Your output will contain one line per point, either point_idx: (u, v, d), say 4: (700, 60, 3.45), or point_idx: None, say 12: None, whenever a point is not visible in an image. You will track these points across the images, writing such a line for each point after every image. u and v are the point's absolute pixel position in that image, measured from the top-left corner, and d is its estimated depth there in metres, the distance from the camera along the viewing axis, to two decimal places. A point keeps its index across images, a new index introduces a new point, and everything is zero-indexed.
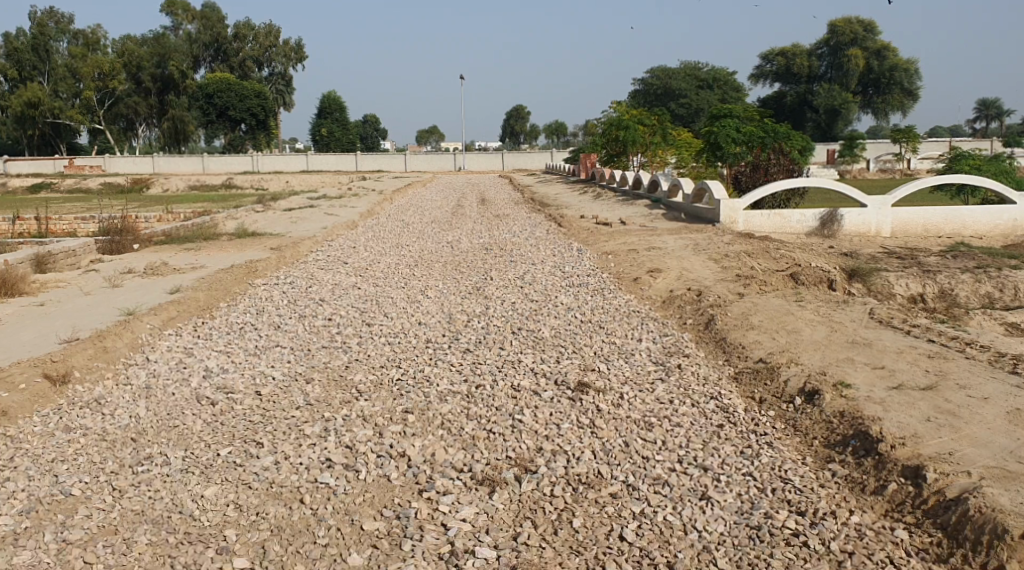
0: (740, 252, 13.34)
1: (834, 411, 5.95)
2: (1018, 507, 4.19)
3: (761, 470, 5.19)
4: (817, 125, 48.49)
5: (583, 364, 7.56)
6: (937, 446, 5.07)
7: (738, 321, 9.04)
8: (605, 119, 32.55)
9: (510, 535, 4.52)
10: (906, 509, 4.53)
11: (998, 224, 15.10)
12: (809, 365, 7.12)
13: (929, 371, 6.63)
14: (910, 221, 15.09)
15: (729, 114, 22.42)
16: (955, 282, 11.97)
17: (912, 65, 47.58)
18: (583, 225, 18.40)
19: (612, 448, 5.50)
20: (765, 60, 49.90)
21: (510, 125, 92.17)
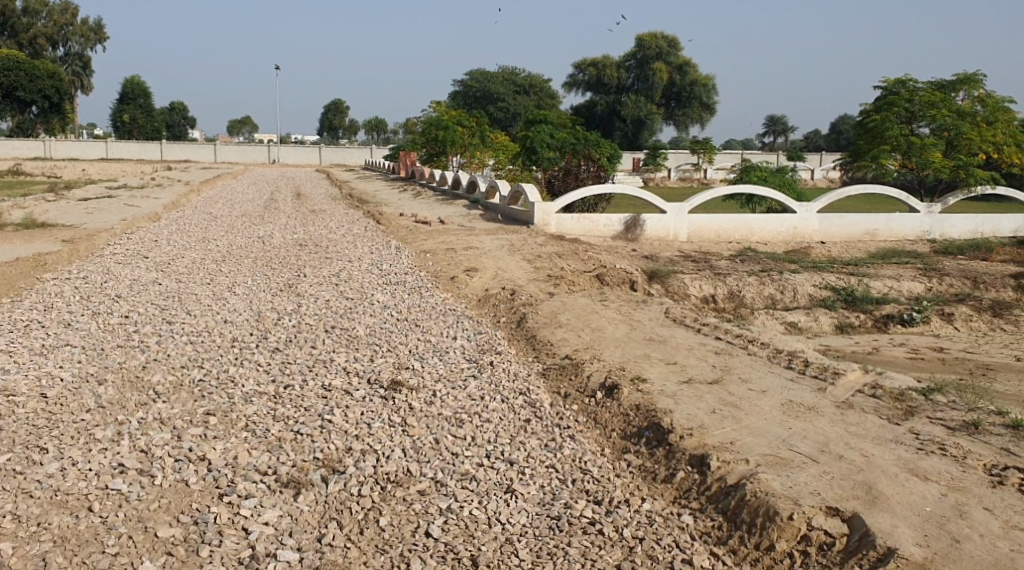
0: (551, 253, 13.78)
1: (631, 404, 6.29)
2: (788, 490, 4.57)
3: (564, 461, 5.42)
4: (625, 134, 50.57)
5: (396, 362, 7.57)
6: (720, 436, 5.49)
7: (548, 319, 9.35)
8: (424, 118, 32.52)
9: (314, 536, 4.47)
10: (692, 495, 4.87)
11: (781, 230, 16.37)
12: (610, 361, 7.50)
13: (716, 366, 7.17)
14: (705, 226, 16.11)
15: (544, 119, 23.10)
16: (743, 284, 12.92)
17: (710, 81, 50.95)
18: (401, 223, 18.35)
19: (422, 445, 5.56)
20: (578, 68, 51.26)
21: (327, 120, 90.31)
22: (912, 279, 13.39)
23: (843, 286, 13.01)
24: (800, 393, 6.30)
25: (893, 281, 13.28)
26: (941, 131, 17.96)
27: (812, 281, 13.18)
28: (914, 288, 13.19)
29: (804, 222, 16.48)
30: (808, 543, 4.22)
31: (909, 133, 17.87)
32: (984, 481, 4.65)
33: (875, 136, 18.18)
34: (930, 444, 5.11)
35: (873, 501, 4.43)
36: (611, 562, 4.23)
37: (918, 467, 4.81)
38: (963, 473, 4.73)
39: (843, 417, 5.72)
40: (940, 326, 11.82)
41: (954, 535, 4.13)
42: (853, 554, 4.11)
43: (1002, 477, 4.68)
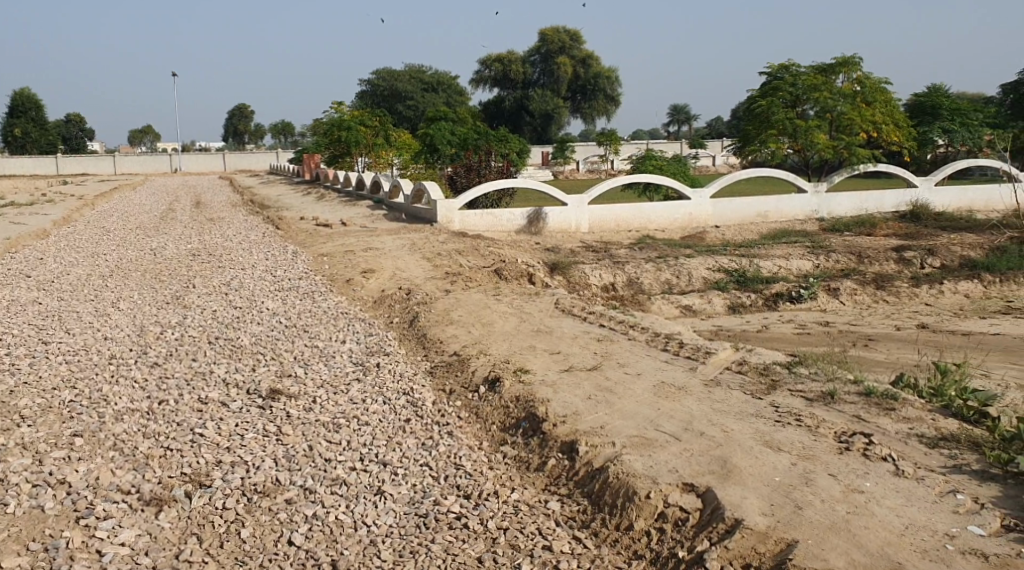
0: (451, 250, 13.70)
1: (511, 396, 6.32)
2: (648, 470, 4.83)
3: (438, 458, 5.41)
4: (533, 129, 50.31)
5: (278, 371, 7.40)
6: (591, 421, 5.63)
7: (439, 317, 9.33)
8: (326, 119, 31.96)
9: (171, 554, 4.39)
10: (562, 481, 5.04)
11: (677, 217, 16.60)
12: (496, 355, 7.50)
13: (596, 353, 7.30)
14: (604, 217, 16.21)
15: (444, 116, 23.05)
16: (640, 271, 13.14)
17: (613, 73, 51.23)
18: (301, 228, 18.04)
19: (295, 453, 5.47)
20: (483, 65, 50.68)
21: (232, 126, 87.89)
22: (800, 257, 13.78)
23: (735, 268, 13.34)
24: (673, 374, 6.52)
25: (782, 260, 13.65)
26: (824, 114, 18.47)
27: (707, 263, 13.46)
28: (802, 266, 13.60)
29: (699, 208, 16.73)
30: (664, 520, 4.45)
31: (794, 116, 18.32)
32: (832, 448, 4.98)
33: (763, 120, 18.65)
34: (787, 417, 5.47)
35: (726, 474, 4.71)
36: (473, 554, 4.32)
37: (772, 440, 5.12)
38: (814, 442, 5.07)
39: (711, 395, 5.97)
40: (826, 301, 12.24)
41: (797, 502, 4.39)
42: (703, 528, 4.33)
43: (850, 443, 5.03)
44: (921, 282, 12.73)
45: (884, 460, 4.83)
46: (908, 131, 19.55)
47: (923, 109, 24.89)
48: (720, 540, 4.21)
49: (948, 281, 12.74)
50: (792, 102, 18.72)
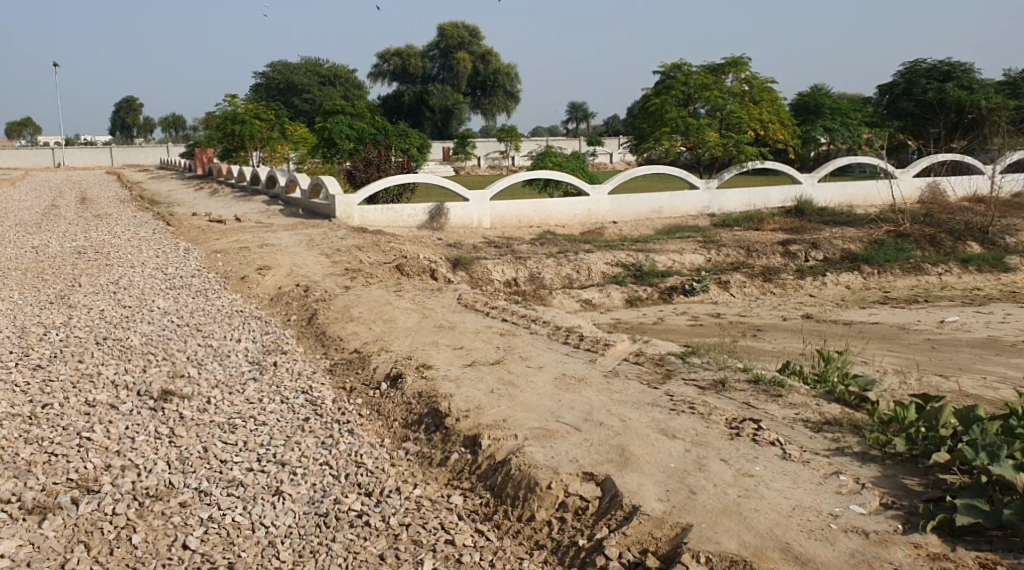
0: (350, 246, 13.50)
1: (413, 392, 6.30)
2: (549, 461, 4.91)
3: (338, 457, 5.35)
4: (434, 125, 49.60)
5: (171, 371, 7.16)
6: (494, 415, 5.68)
7: (339, 314, 9.20)
8: (219, 112, 31.01)
9: (58, 564, 4.21)
10: (464, 476, 5.08)
11: (577, 213, 16.80)
12: (397, 352, 7.45)
13: (499, 347, 7.35)
14: (505, 213, 16.26)
15: (341, 110, 22.80)
16: (541, 266, 13.26)
17: (513, 69, 51.39)
18: (194, 224, 17.46)
19: (189, 455, 5.31)
20: (382, 58, 49.94)
21: (119, 119, 84.22)
22: (693, 251, 14.18)
23: (633, 263, 13.61)
24: (573, 366, 6.65)
25: (677, 254, 14.02)
26: (715, 112, 19.09)
27: (605, 258, 13.68)
28: (695, 260, 13.99)
29: (598, 204, 16.97)
30: (564, 510, 4.55)
31: (686, 115, 18.85)
32: (725, 434, 5.17)
33: (657, 118, 19.10)
34: (682, 405, 5.65)
35: (624, 462, 4.84)
36: (375, 551, 4.32)
37: (669, 427, 5.29)
38: (707, 428, 5.26)
39: (610, 385, 6.12)
40: (718, 293, 12.65)
41: (692, 488, 4.55)
42: (603, 516, 4.44)
43: (740, 429, 5.23)
44: (805, 274, 13.28)
45: (772, 444, 5.04)
46: (793, 131, 20.38)
47: (806, 107, 25.89)
48: (618, 527, 4.32)
49: (829, 274, 13.32)
50: (684, 102, 19.24)
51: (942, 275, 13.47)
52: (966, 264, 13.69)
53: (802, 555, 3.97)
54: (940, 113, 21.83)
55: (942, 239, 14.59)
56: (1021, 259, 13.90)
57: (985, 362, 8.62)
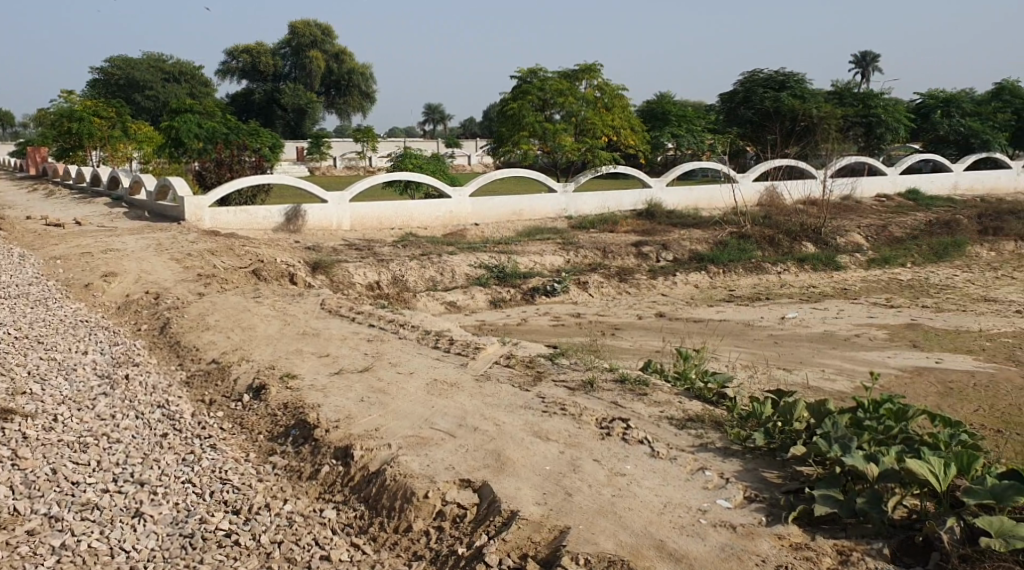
0: (204, 249, 12.90)
1: (278, 404, 6.08)
2: (425, 470, 4.87)
3: (202, 474, 5.10)
4: (286, 123, 47.63)
5: (9, 387, 6.50)
6: (365, 424, 5.57)
7: (194, 322, 8.77)
8: (52, 109, 29.02)
9: None
10: (336, 489, 4.96)
11: (438, 215, 16.73)
12: (259, 361, 7.17)
13: (366, 354, 7.22)
14: (365, 214, 16.02)
15: (190, 109, 21.85)
16: (404, 268, 13.12)
17: (367, 69, 50.63)
18: (27, 227, 16.24)
19: (35, 478, 4.92)
20: (229, 56, 48.46)
21: None
22: (552, 253, 14.40)
23: (495, 264, 13.67)
24: (444, 371, 6.63)
25: (538, 256, 14.20)
26: (569, 118, 19.45)
27: (468, 260, 13.67)
28: (555, 261, 14.22)
29: (459, 206, 16.97)
30: (442, 518, 4.52)
31: (543, 119, 19.16)
32: (596, 434, 5.28)
33: (514, 122, 19.25)
34: (553, 406, 5.74)
35: (500, 467, 4.86)
36: None
37: (542, 430, 5.36)
38: (578, 430, 5.35)
39: (481, 390, 6.15)
40: (577, 293, 12.93)
41: (567, 489, 4.61)
42: (481, 522, 4.45)
43: (610, 429, 5.34)
44: (658, 274, 13.77)
45: (640, 443, 5.17)
46: (643, 136, 21.08)
47: (654, 114, 26.88)
48: (497, 533, 4.32)
49: (680, 274, 13.85)
50: (540, 106, 19.41)
51: (781, 274, 14.27)
52: (803, 264, 14.57)
53: (676, 551, 4.10)
54: (775, 120, 22.86)
55: (780, 239, 15.44)
56: (850, 258, 14.91)
57: (823, 356, 9.18)
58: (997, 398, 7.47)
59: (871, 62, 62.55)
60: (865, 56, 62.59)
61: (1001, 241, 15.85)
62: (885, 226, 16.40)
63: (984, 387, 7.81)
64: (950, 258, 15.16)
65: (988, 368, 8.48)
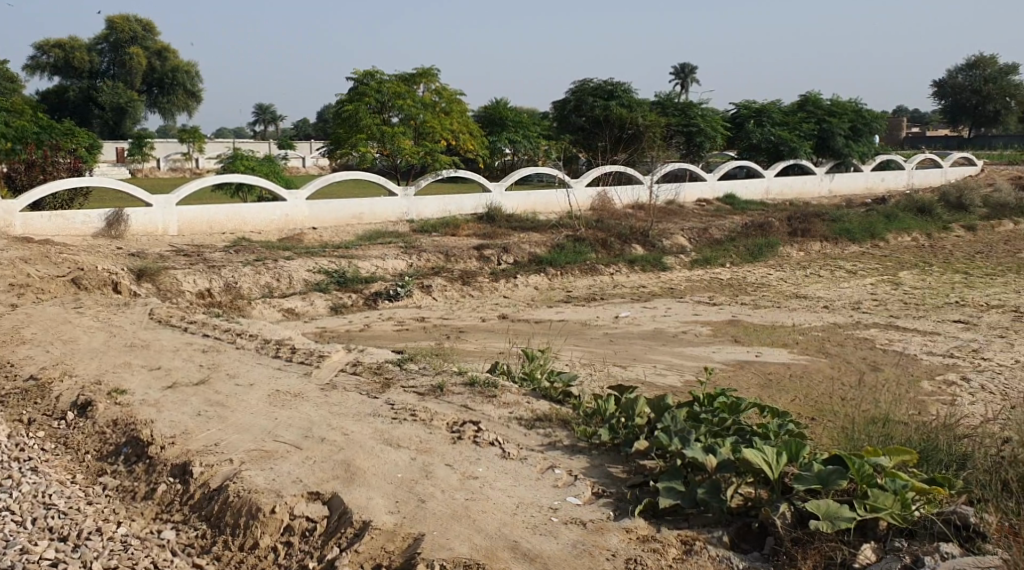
0: (16, 256, 11.87)
1: (107, 420, 5.69)
2: (271, 483, 4.71)
3: (22, 500, 4.71)
4: (103, 123, 45.11)
5: None
6: (204, 439, 5.32)
7: (6, 336, 8.05)
8: None
9: None
10: (175, 508, 4.73)
11: (272, 219, 16.19)
12: (84, 377, 6.67)
13: (203, 365, 6.89)
14: (195, 218, 15.29)
15: None
16: (239, 275, 12.62)
17: (193, 66, 47.83)
18: None
19: None
20: (38, 49, 44.65)
21: None
22: (394, 257, 14.26)
23: (335, 269, 13.36)
24: (286, 381, 6.43)
25: (379, 260, 14.03)
26: (408, 121, 19.32)
27: (306, 265, 13.31)
28: (397, 265, 14.10)
29: (295, 209, 16.50)
30: (290, 533, 4.41)
31: (381, 122, 18.97)
32: (447, 438, 5.28)
33: (351, 125, 19.03)
34: (403, 412, 5.70)
35: (350, 477, 4.77)
36: None
37: (391, 437, 5.31)
38: (429, 435, 5.33)
39: (327, 399, 6.03)
40: (420, 298, 12.87)
41: (420, 496, 4.59)
42: (332, 535, 4.36)
43: (461, 432, 5.36)
44: (499, 277, 13.93)
45: (491, 445, 5.22)
46: (481, 141, 21.25)
47: (490, 120, 27.17)
48: (349, 545, 4.26)
49: (520, 276, 14.08)
50: (378, 108, 19.25)
51: (614, 274, 14.80)
52: (633, 265, 15.18)
53: (530, 551, 4.16)
54: (604, 128, 23.65)
55: (612, 242, 15.99)
56: (676, 259, 15.67)
57: (654, 352, 9.59)
58: (809, 388, 8.06)
59: (689, 73, 65.98)
60: (684, 68, 65.88)
61: (809, 242, 17.06)
62: (707, 229, 17.32)
63: (798, 378, 8.40)
64: (764, 258, 16.19)
65: (802, 360, 9.13)
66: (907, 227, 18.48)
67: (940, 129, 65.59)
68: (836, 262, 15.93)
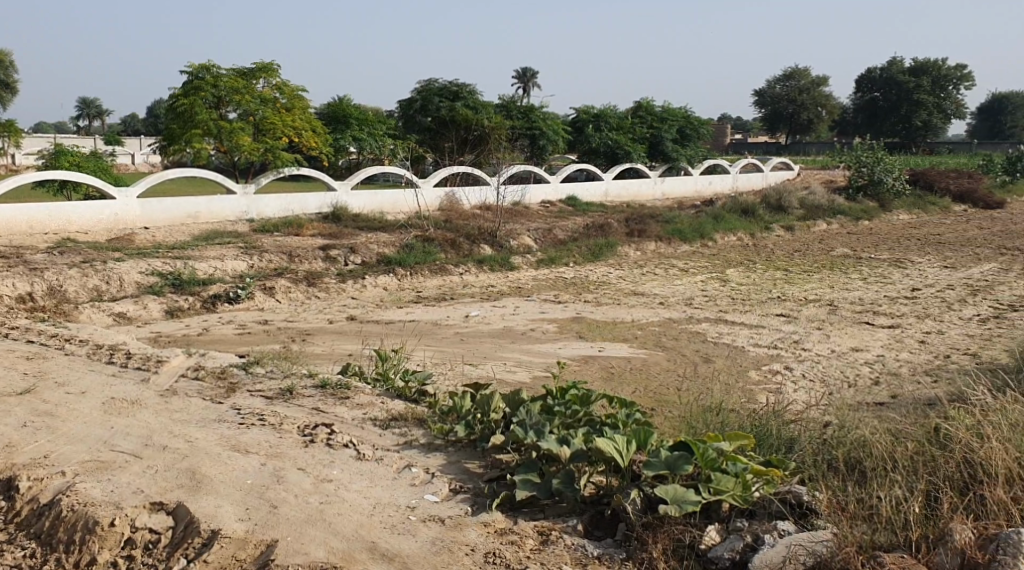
0: None
1: None
2: (108, 496, 4.45)
3: None
4: None
5: None
6: (32, 452, 4.95)
7: None
8: None
9: None
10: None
11: (100, 219, 15.24)
12: None
13: (27, 373, 6.40)
14: (12, 218, 14.17)
15: None
16: (63, 277, 11.81)
17: (6, 56, 44.22)
18: None
19: None
20: None
21: None
22: (234, 257, 13.73)
23: (170, 271, 12.71)
24: (122, 388, 6.07)
25: (217, 261, 13.47)
26: (246, 117, 18.57)
27: (138, 267, 12.58)
28: (237, 266, 13.59)
29: (125, 208, 15.60)
30: (132, 547, 4.20)
31: (217, 118, 18.19)
32: (298, 442, 5.15)
33: (185, 120, 18.10)
34: (251, 417, 5.51)
35: (196, 486, 4.57)
36: None
37: (239, 442, 5.12)
38: (279, 440, 5.18)
39: (167, 406, 5.73)
40: (263, 300, 12.48)
41: (272, 502, 4.45)
42: (178, 546, 4.18)
43: (313, 435, 5.25)
44: (346, 277, 13.70)
45: (345, 447, 5.13)
46: (323, 138, 20.77)
47: (334, 117, 26.68)
48: (197, 556, 4.09)
49: (368, 277, 13.90)
50: (214, 103, 18.35)
51: (462, 274, 14.88)
52: (481, 265, 15.32)
53: (388, 551, 4.11)
54: (450, 129, 23.72)
55: (460, 242, 16.06)
56: (522, 259, 15.92)
57: (504, 350, 9.72)
58: (649, 380, 8.41)
59: (530, 77, 67.24)
60: (525, 73, 67.20)
61: (645, 242, 17.77)
62: (550, 229, 17.70)
63: (639, 371, 8.76)
64: (605, 258, 16.73)
65: (642, 354, 9.51)
66: (734, 227, 19.59)
67: (760, 135, 70.04)
68: (670, 261, 16.65)
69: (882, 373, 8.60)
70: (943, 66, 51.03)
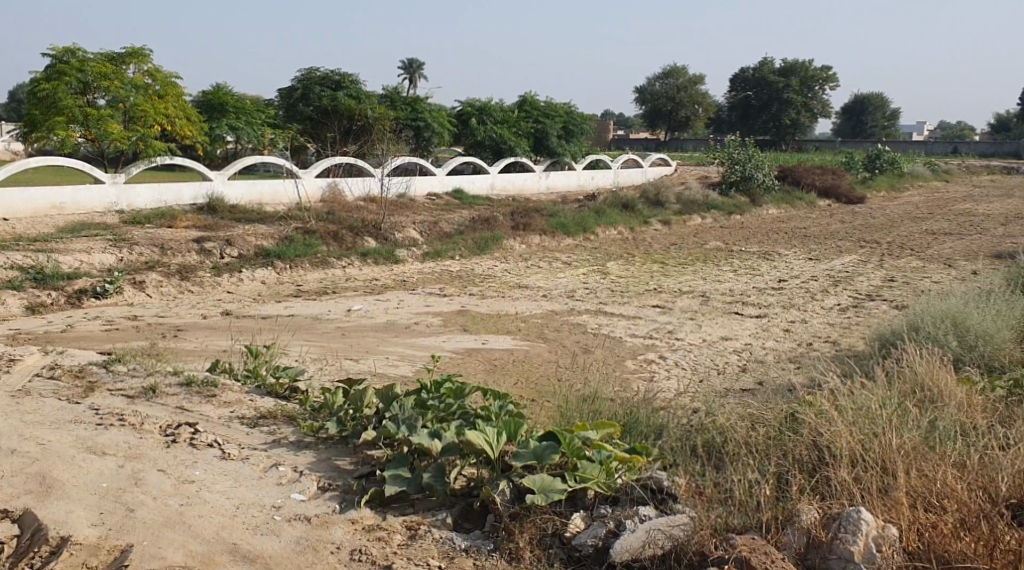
0: None
1: None
2: None
3: None
4: None
5: None
6: None
7: None
8: None
9: None
10: None
11: None
12: None
13: None
14: None
15: None
16: None
17: None
18: None
19: None
20: None
21: None
22: (102, 250, 13.10)
23: (31, 264, 12.01)
24: None
25: (83, 254, 12.81)
26: (115, 104, 17.71)
27: None
28: (105, 260, 12.96)
29: None
30: None
31: (83, 104, 17.24)
32: (159, 443, 4.95)
33: (48, 106, 17.10)
34: (109, 418, 5.26)
35: (45, 491, 4.33)
36: None
37: (95, 444, 4.89)
38: (140, 440, 4.97)
39: (18, 407, 5.40)
40: (132, 295, 11.95)
41: (128, 505, 4.26)
42: (22, 555, 3.94)
43: (176, 435, 5.05)
44: (222, 271, 13.27)
45: (209, 447, 4.96)
46: (198, 127, 20.06)
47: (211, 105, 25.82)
48: (44, 565, 3.86)
49: (246, 270, 13.51)
50: (80, 89, 17.41)
51: (345, 268, 14.65)
52: (364, 258, 15.11)
53: (249, 553, 4.00)
54: (333, 118, 23.26)
55: (343, 234, 15.77)
56: (407, 252, 15.79)
57: (385, 344, 9.62)
58: (529, 371, 8.47)
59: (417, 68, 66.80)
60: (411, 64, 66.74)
61: (530, 235, 17.92)
62: (436, 222, 17.62)
63: (520, 363, 8.83)
64: (490, 251, 16.78)
65: (524, 346, 9.57)
66: (615, 221, 19.96)
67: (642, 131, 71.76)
68: (553, 255, 16.84)
69: (750, 360, 8.94)
70: (810, 68, 53.43)
